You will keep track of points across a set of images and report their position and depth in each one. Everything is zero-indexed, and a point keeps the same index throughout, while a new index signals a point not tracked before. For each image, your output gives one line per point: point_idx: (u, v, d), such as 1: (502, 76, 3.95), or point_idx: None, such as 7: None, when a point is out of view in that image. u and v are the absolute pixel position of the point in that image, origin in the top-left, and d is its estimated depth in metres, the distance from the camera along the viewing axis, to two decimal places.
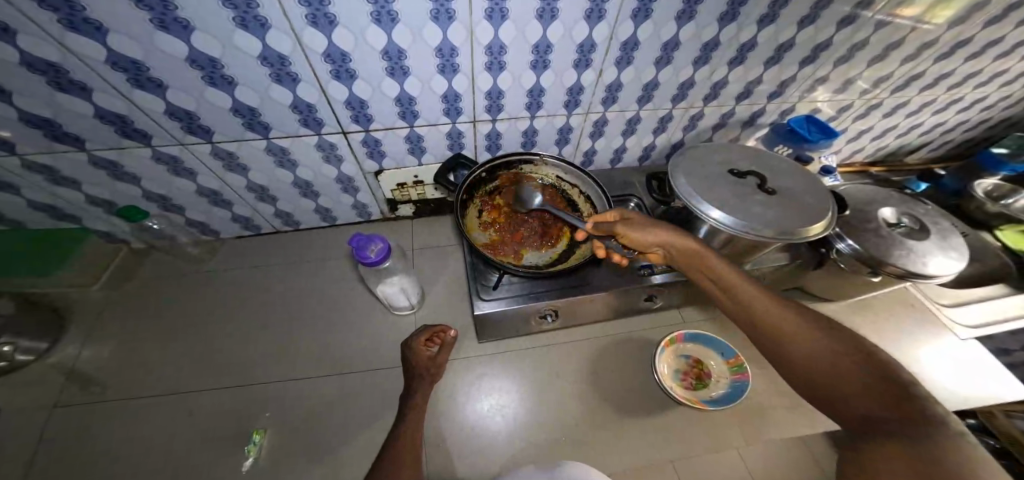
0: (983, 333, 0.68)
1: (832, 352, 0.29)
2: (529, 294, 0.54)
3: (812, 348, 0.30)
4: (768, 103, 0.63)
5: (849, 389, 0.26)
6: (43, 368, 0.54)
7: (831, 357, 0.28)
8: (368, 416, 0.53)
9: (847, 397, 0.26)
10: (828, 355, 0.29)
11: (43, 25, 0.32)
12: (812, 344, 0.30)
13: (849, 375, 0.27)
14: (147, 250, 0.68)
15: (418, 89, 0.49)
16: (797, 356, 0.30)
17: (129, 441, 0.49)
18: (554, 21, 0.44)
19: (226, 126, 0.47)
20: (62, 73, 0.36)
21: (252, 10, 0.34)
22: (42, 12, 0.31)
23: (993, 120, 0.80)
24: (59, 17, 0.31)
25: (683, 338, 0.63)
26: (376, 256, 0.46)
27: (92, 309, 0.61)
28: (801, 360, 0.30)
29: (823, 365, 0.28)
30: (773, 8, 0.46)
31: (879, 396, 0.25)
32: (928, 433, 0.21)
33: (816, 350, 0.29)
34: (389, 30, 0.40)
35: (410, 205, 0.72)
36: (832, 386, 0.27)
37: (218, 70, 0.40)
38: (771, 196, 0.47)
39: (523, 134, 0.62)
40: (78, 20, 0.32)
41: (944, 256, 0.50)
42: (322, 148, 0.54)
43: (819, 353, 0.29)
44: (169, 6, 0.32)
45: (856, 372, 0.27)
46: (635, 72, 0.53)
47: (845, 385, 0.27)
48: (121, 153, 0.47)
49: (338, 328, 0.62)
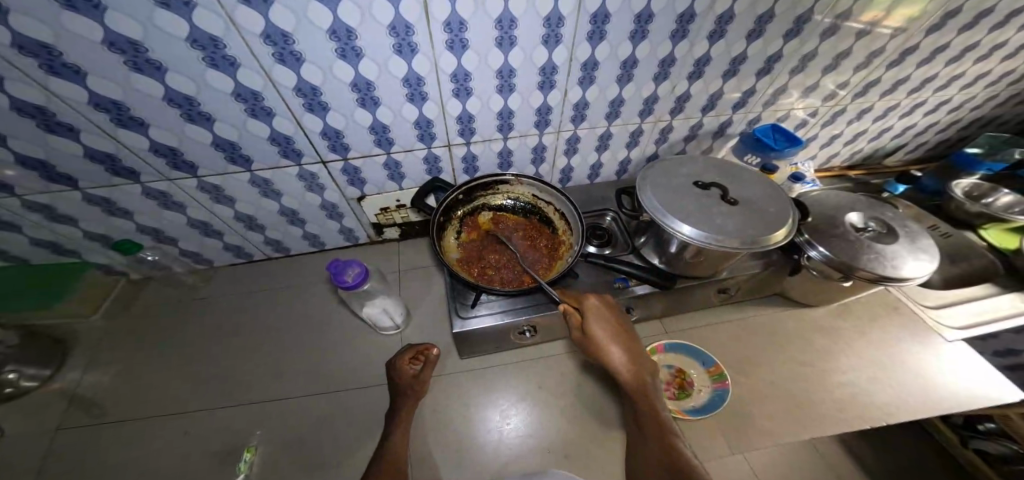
0: (976, 335, 0.67)
1: (655, 435, 0.41)
2: (506, 311, 0.55)
3: (653, 435, 0.42)
4: (734, 114, 0.65)
5: (659, 461, 0.39)
6: (47, 393, 0.57)
7: (658, 437, 0.41)
8: (355, 433, 0.55)
9: (656, 470, 0.38)
10: (653, 438, 0.41)
11: (31, 73, 0.35)
12: (650, 429, 0.42)
13: (660, 452, 0.39)
14: (145, 281, 0.71)
15: (390, 118, 0.51)
16: (645, 443, 0.42)
17: (122, 462, 0.51)
18: (513, 48, 0.47)
19: (208, 160, 0.50)
20: (49, 116, 0.39)
21: (220, 51, 0.37)
22: (25, 59, 0.33)
23: (965, 120, 0.81)
24: (40, 63, 0.34)
25: (663, 348, 0.64)
26: (353, 280, 0.48)
27: (93, 337, 0.64)
28: (645, 445, 0.42)
29: (652, 446, 0.41)
30: (720, 24, 0.48)
31: (676, 465, 0.37)
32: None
33: (654, 434, 0.41)
34: (354, 64, 0.43)
35: (396, 228, 0.75)
36: (655, 463, 0.39)
37: (195, 107, 0.43)
38: (734, 206, 0.49)
39: (498, 155, 0.64)
40: (58, 65, 0.35)
41: (913, 259, 0.51)
42: (303, 179, 0.57)
43: (653, 436, 0.42)
44: (140, 49, 0.35)
45: (663, 448, 0.40)
46: (599, 90, 0.56)
47: (656, 461, 0.39)
48: (112, 189, 0.51)
49: (327, 348, 0.64)
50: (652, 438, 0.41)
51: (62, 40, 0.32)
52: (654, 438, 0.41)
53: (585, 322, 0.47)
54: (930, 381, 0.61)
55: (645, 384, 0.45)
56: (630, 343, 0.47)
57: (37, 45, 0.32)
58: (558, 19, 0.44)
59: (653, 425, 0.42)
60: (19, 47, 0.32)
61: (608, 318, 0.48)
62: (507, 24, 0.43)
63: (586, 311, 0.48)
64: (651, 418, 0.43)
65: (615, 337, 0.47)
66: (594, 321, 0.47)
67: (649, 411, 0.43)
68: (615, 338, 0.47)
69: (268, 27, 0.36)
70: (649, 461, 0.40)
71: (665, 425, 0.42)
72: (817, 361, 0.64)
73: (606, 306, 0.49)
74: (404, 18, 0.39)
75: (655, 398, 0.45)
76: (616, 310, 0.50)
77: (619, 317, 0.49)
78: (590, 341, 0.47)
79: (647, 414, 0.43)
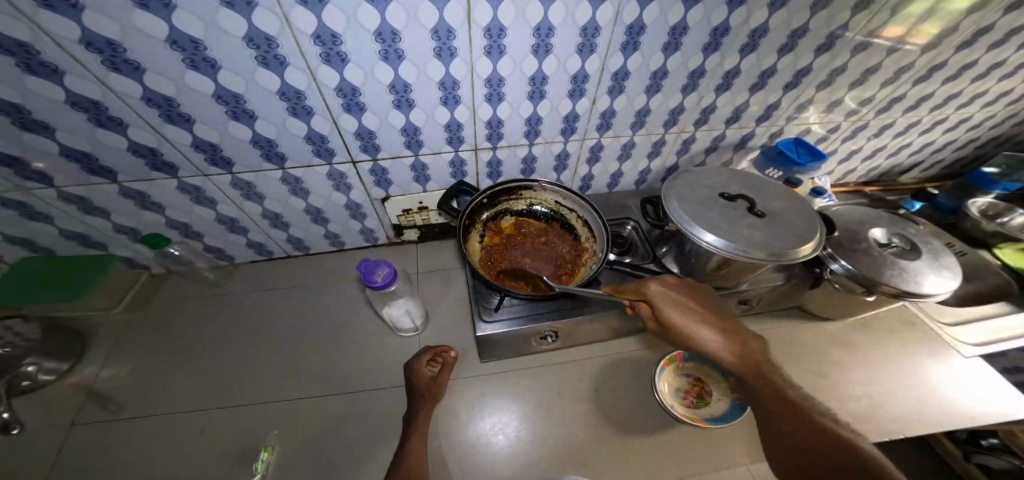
0: (990, 352, 0.67)
1: (812, 435, 0.32)
2: (529, 316, 0.55)
3: (807, 436, 0.32)
4: (757, 127, 0.66)
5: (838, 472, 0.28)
6: (64, 388, 0.57)
7: (817, 439, 0.31)
8: (371, 436, 0.54)
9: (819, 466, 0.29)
10: (810, 439, 0.31)
11: (91, 67, 0.36)
12: (797, 428, 0.33)
13: (832, 460, 0.29)
14: (166, 275, 0.71)
15: (422, 120, 0.52)
16: (791, 445, 0.32)
17: (138, 457, 0.51)
18: (548, 55, 0.47)
19: (245, 157, 0.51)
20: (102, 111, 0.41)
21: (273, 50, 0.39)
22: (89, 55, 0.35)
23: (982, 139, 0.83)
24: (103, 59, 0.36)
25: (683, 357, 0.65)
26: (383, 280, 0.48)
27: (112, 330, 0.64)
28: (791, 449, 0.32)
29: (808, 454, 0.31)
30: (752, 38, 0.49)
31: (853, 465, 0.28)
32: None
33: (808, 435, 0.32)
34: (395, 66, 0.44)
35: (415, 230, 0.75)
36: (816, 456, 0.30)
37: (240, 105, 0.44)
38: (761, 218, 0.49)
39: (522, 160, 0.65)
40: (120, 61, 0.36)
41: (937, 275, 0.51)
42: (332, 178, 0.58)
43: (807, 436, 0.32)
44: (200, 47, 0.37)
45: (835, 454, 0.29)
46: (627, 100, 0.56)
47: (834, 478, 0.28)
48: (149, 183, 0.51)
49: (345, 347, 0.64)
50: (788, 422, 0.34)
51: (128, 36, 0.34)
52: (808, 443, 0.31)
53: (663, 311, 0.43)
54: (949, 398, 0.61)
55: (754, 361, 0.39)
56: (716, 322, 0.43)
57: (104, 41, 0.34)
58: (594, 29, 0.45)
59: (801, 423, 0.33)
60: (87, 43, 0.34)
61: (678, 300, 0.44)
62: (545, 32, 0.44)
63: (651, 298, 0.44)
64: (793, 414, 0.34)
65: (696, 319, 0.42)
66: (664, 306, 0.44)
67: (786, 404, 0.35)
68: (697, 320, 0.42)
69: (319, 28, 0.37)
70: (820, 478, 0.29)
71: (819, 423, 0.32)
72: (834, 375, 0.64)
73: (671, 287, 0.46)
74: (447, 22, 0.40)
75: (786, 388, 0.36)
76: (688, 292, 0.46)
77: (701, 299, 0.45)
78: (671, 331, 0.43)
79: (784, 411, 0.34)
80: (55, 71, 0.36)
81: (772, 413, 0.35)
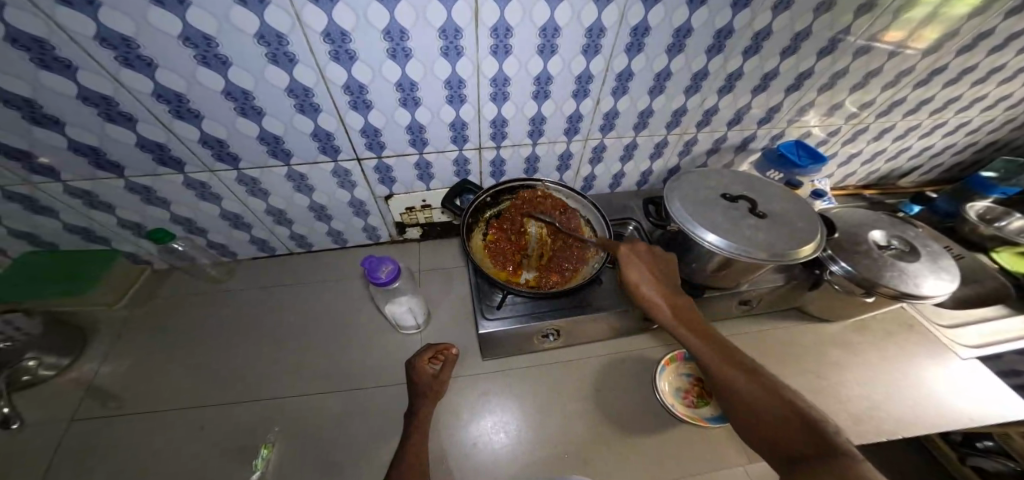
0: (988, 354, 0.68)
1: (759, 394, 0.34)
2: (531, 314, 0.56)
3: (756, 395, 0.34)
4: (758, 129, 0.67)
5: (784, 428, 0.31)
6: (64, 383, 0.57)
7: (764, 396, 0.34)
8: (373, 434, 0.54)
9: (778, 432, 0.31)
10: (757, 397, 0.34)
11: (103, 62, 0.36)
12: (745, 388, 0.35)
13: (778, 418, 0.32)
14: (168, 271, 0.71)
15: (427, 118, 0.53)
16: (741, 406, 0.34)
17: (139, 454, 0.51)
18: (553, 56, 0.48)
19: (252, 153, 0.51)
20: (112, 106, 0.41)
21: (283, 47, 0.39)
22: (102, 51, 0.35)
23: (981, 143, 0.84)
24: (117, 55, 0.36)
25: (683, 357, 0.66)
26: (387, 276, 0.48)
27: (113, 326, 0.64)
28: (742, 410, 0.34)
29: (757, 411, 0.33)
30: (756, 40, 0.50)
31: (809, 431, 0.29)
32: (838, 462, 0.26)
33: (756, 395, 0.34)
34: (402, 64, 0.44)
35: (418, 228, 0.75)
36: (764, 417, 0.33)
37: (249, 101, 0.44)
38: (762, 219, 0.49)
39: (525, 160, 0.65)
40: (133, 57, 0.37)
41: (936, 278, 0.52)
42: (337, 175, 0.58)
43: (750, 393, 0.35)
44: (212, 44, 0.37)
45: (779, 411, 0.32)
46: (631, 101, 0.57)
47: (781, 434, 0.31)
48: (155, 179, 0.52)
49: (347, 345, 0.64)
50: (731, 385, 0.36)
51: (142, 32, 0.35)
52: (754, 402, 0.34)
53: (633, 291, 0.45)
54: (945, 400, 0.62)
55: (692, 325, 0.42)
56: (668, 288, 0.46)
57: (118, 37, 0.35)
58: (599, 30, 0.45)
59: (747, 383, 0.35)
60: (101, 39, 0.34)
61: (641, 265, 0.48)
62: (551, 33, 0.45)
63: (620, 257, 0.48)
64: (741, 375, 0.36)
65: (650, 281, 0.46)
66: (627, 265, 0.47)
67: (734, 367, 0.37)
68: (651, 282, 0.46)
69: (329, 26, 0.38)
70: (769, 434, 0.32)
71: (762, 382, 0.35)
72: (833, 376, 0.64)
73: (641, 252, 0.49)
74: (455, 22, 0.41)
75: (731, 352, 0.39)
76: (652, 258, 0.49)
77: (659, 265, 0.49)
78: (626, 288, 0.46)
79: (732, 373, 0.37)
80: (68, 66, 0.36)
81: (723, 378, 0.37)
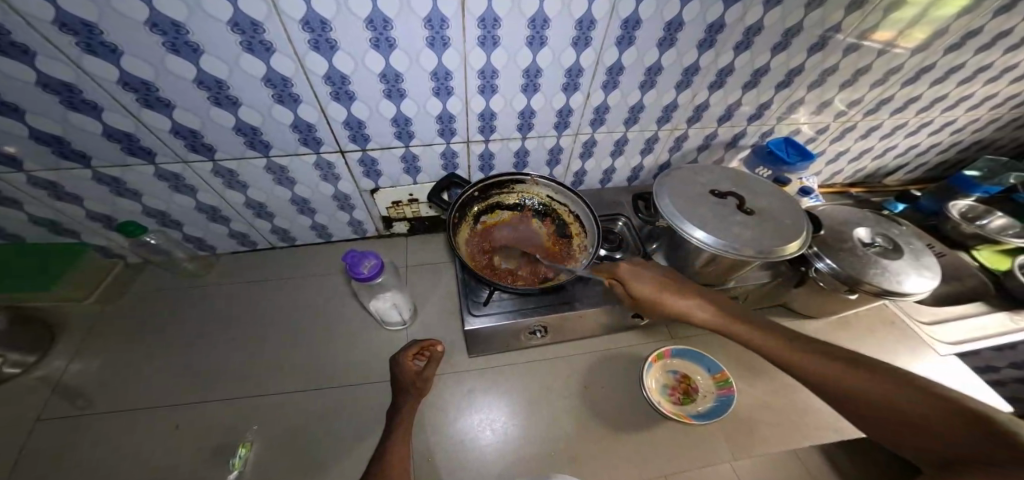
0: (965, 350, 0.69)
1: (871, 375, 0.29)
2: (518, 311, 0.55)
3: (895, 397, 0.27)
4: (748, 125, 0.67)
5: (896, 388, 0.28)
6: (28, 382, 0.54)
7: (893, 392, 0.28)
8: (356, 432, 0.53)
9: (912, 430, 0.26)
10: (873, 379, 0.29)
11: (61, 47, 0.34)
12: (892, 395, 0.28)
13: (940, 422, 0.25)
14: (144, 265, 0.69)
15: (414, 111, 0.51)
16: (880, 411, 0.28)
17: (108, 455, 0.49)
18: (542, 48, 0.46)
19: (229, 144, 0.49)
20: (75, 93, 0.39)
21: (258, 36, 0.37)
22: (62, 36, 0.33)
23: (966, 143, 0.85)
24: (78, 41, 0.34)
25: (670, 353, 0.65)
26: (369, 271, 0.47)
27: (84, 323, 0.61)
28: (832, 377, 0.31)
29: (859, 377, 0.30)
30: (746, 35, 0.49)
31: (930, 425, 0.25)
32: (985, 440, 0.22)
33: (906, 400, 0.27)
34: (386, 54, 0.43)
35: (405, 222, 0.74)
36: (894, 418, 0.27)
37: (224, 91, 0.42)
38: (750, 216, 0.49)
39: (515, 154, 0.64)
40: (96, 43, 0.34)
41: (917, 274, 0.52)
42: (319, 168, 0.57)
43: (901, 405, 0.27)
44: (182, 31, 0.35)
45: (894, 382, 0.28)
46: (622, 95, 0.56)
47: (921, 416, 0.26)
48: (125, 170, 0.49)
49: (333, 341, 0.63)
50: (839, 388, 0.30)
51: (105, 17, 0.32)
52: (859, 374, 0.30)
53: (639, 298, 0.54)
54: None
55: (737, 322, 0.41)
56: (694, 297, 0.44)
57: (79, 22, 0.32)
58: (590, 22, 0.44)
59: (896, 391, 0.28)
60: (60, 24, 0.32)
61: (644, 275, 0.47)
62: (540, 24, 0.43)
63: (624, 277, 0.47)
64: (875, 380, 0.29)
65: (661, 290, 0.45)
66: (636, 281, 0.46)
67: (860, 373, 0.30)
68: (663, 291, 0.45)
69: (308, 13, 0.36)
70: (902, 421, 0.27)
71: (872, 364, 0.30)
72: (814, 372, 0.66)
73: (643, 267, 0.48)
74: (440, 11, 0.39)
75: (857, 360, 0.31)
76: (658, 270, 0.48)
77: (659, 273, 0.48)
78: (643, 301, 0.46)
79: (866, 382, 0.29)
80: (26, 51, 0.34)
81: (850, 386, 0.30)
